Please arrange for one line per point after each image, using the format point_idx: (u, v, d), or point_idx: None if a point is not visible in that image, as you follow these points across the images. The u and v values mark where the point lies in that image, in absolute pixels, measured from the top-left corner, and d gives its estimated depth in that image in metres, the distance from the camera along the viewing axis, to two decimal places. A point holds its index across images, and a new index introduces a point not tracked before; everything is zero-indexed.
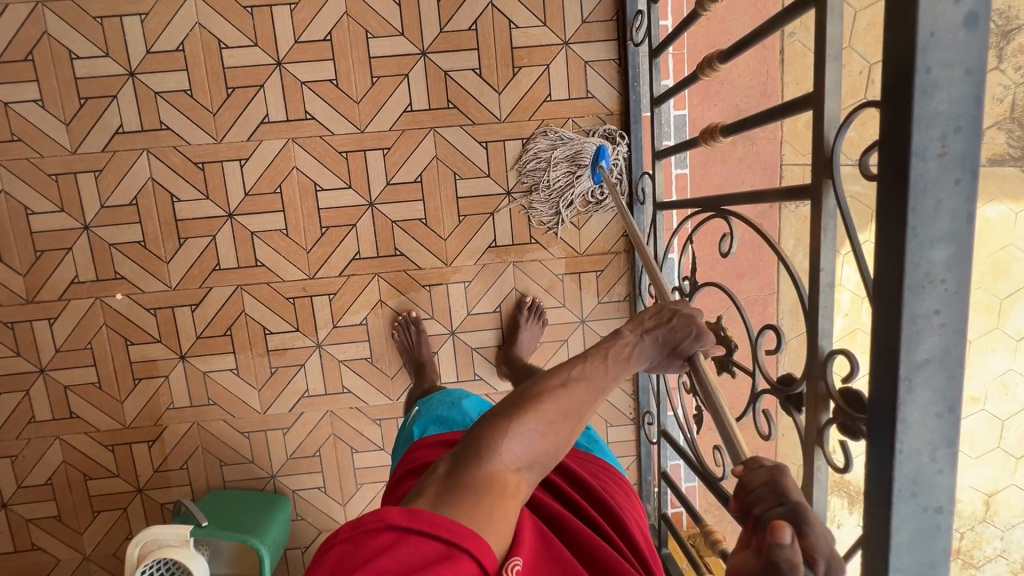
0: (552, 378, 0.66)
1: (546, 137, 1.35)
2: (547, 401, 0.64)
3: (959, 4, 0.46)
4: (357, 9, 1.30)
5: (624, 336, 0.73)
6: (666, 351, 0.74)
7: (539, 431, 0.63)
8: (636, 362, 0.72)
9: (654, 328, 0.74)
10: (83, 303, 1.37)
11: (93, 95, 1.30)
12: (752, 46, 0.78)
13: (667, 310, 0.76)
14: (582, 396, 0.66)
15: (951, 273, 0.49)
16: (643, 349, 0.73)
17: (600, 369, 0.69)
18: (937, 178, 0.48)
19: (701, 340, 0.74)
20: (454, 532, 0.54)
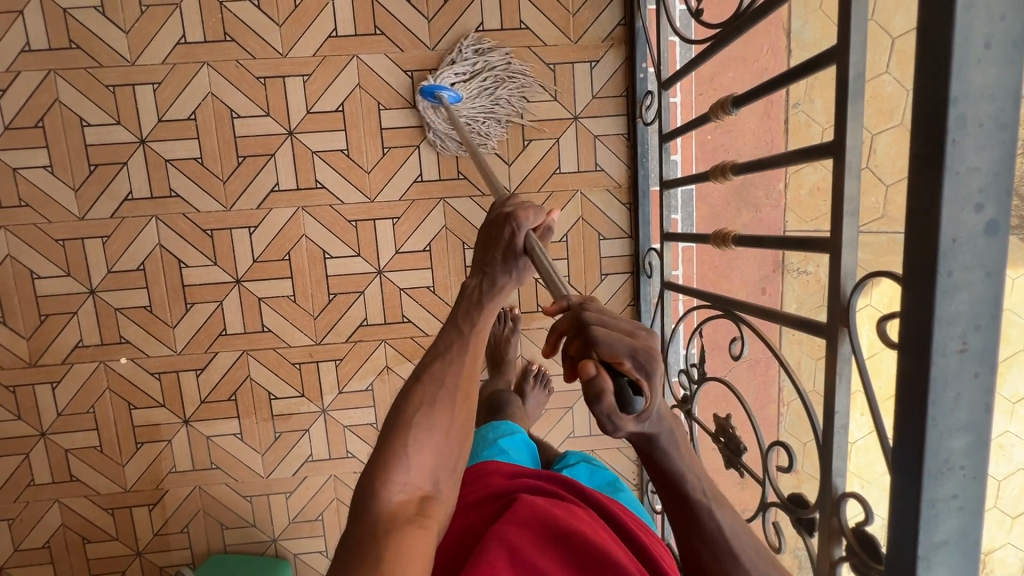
0: (411, 387, 0.58)
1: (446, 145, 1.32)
2: (410, 407, 0.56)
3: (981, 213, 0.47)
4: (369, 81, 1.31)
5: (467, 287, 0.65)
6: (502, 259, 0.66)
7: (417, 450, 0.55)
8: (492, 299, 0.64)
9: (484, 263, 0.67)
10: (86, 367, 1.36)
11: (104, 162, 1.30)
12: (767, 170, 0.79)
13: (485, 238, 0.68)
14: (450, 381, 0.58)
15: (970, 460, 0.50)
16: (492, 281, 0.65)
17: (453, 341, 0.61)
18: (957, 373, 0.49)
19: (519, 226, 0.66)
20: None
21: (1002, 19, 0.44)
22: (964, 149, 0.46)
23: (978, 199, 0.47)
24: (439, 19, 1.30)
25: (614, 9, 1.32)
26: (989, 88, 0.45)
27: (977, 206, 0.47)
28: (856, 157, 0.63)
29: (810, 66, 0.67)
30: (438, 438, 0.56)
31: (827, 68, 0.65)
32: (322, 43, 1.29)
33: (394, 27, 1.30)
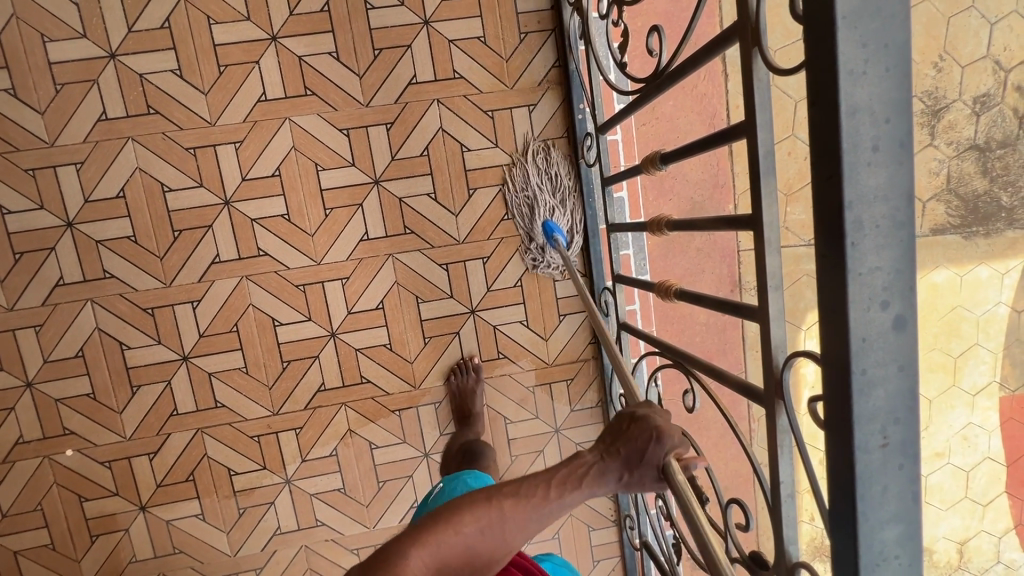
0: (480, 491, 0.69)
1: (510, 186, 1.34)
2: (468, 515, 0.66)
3: (887, 310, 0.47)
4: (304, 143, 1.28)
5: (582, 458, 0.72)
6: (631, 466, 0.70)
7: (449, 545, 0.64)
8: (593, 483, 0.70)
9: (612, 446, 0.72)
10: (30, 464, 1.29)
11: (29, 249, 1.24)
12: (698, 231, 0.79)
13: (624, 423, 0.73)
14: (507, 515, 0.67)
15: (904, 549, 0.50)
16: (604, 468, 0.71)
17: (541, 491, 0.69)
18: (880, 467, 0.49)
19: (666, 443, 0.68)
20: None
21: (887, 121, 0.44)
22: (863, 250, 0.46)
23: (883, 296, 0.46)
24: (371, 75, 1.28)
25: (547, 51, 1.31)
26: (882, 190, 0.45)
27: (883, 303, 0.47)
28: (773, 232, 0.63)
29: (725, 137, 0.67)
30: (462, 549, 0.65)
31: (739, 138, 0.64)
32: (251, 108, 1.26)
33: (325, 85, 1.27)
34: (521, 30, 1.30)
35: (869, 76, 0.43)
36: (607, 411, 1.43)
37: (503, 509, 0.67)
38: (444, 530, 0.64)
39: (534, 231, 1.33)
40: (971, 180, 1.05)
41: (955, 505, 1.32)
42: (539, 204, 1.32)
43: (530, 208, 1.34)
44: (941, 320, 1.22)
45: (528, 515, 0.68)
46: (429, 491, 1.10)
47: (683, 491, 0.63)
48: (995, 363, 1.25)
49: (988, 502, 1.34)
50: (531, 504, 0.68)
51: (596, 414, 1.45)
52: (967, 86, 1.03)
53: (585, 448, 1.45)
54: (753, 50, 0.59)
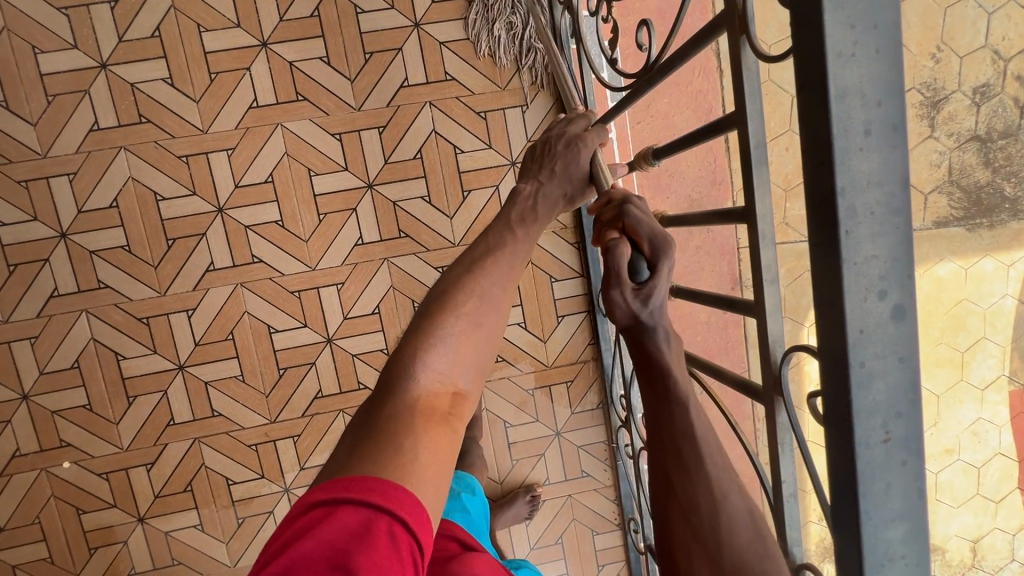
0: (458, 268, 0.62)
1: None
2: (461, 295, 0.58)
3: (885, 300, 0.45)
4: (297, 149, 1.27)
5: (524, 192, 0.75)
6: (565, 186, 0.77)
7: (455, 331, 0.56)
8: (545, 211, 0.74)
9: (546, 167, 0.78)
10: (27, 476, 1.28)
11: (24, 260, 1.24)
12: (692, 227, 0.77)
13: (545, 144, 0.81)
14: (500, 275, 0.62)
15: (910, 548, 0.48)
16: (547, 189, 0.76)
17: (508, 233, 0.68)
18: (883, 464, 0.47)
19: (588, 147, 0.78)
20: (388, 498, 0.42)
21: (880, 104, 0.43)
22: (858, 239, 0.44)
23: (880, 286, 0.45)
24: (362, 78, 1.27)
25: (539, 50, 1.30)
26: (875, 176, 0.43)
27: (880, 294, 0.45)
28: (768, 225, 0.61)
29: (717, 130, 0.65)
30: (480, 329, 0.58)
31: (729, 130, 0.63)
32: (243, 115, 1.25)
33: (317, 90, 1.26)
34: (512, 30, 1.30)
35: (859, 59, 0.42)
36: (608, 413, 1.41)
37: (488, 273, 0.62)
38: (444, 315, 0.56)
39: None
40: (973, 171, 1.08)
41: (967, 502, 1.30)
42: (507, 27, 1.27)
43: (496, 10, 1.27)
44: (948, 313, 1.20)
45: (509, 254, 0.65)
46: None
47: (603, 181, 0.77)
48: (1004, 356, 1.23)
49: (1002, 500, 1.32)
50: (511, 252, 0.65)
51: (597, 416, 1.44)
52: (967, 75, 1.03)
53: (586, 451, 1.43)
54: (742, 40, 0.58)
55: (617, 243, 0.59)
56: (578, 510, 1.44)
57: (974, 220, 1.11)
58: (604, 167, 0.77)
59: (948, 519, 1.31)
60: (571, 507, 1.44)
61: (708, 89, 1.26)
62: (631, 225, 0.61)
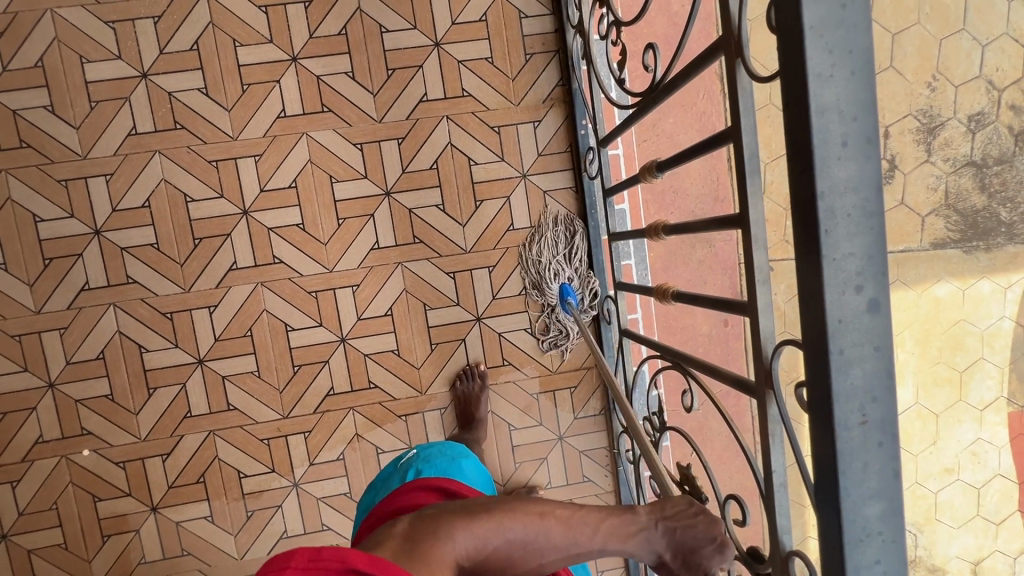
0: (533, 504, 0.68)
1: (534, 249, 1.40)
2: (512, 522, 0.66)
3: (861, 293, 0.50)
4: (320, 156, 1.35)
5: (637, 516, 0.71)
6: (675, 543, 0.71)
7: (490, 546, 0.65)
8: (637, 543, 0.71)
9: (677, 519, 0.71)
10: (48, 463, 1.33)
11: (58, 255, 1.31)
12: (692, 234, 0.82)
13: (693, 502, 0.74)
14: (552, 536, 0.67)
15: (887, 525, 0.52)
16: (653, 536, 0.71)
17: (588, 531, 0.69)
18: (861, 445, 0.51)
19: (723, 556, 0.70)
20: (369, 563, 0.52)
21: (855, 119, 0.48)
22: (836, 237, 0.49)
23: (857, 281, 0.50)
24: (384, 92, 1.35)
25: (551, 71, 1.38)
26: (851, 181, 0.49)
27: (857, 287, 0.50)
28: (760, 229, 0.67)
29: (714, 143, 0.71)
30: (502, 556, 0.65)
31: (725, 142, 0.69)
32: (272, 123, 1.33)
33: (341, 102, 1.34)
34: (527, 51, 1.38)
35: (835, 79, 0.48)
36: (610, 419, 1.45)
37: (552, 531, 0.67)
38: (492, 525, 0.65)
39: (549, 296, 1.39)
40: (970, 196, 1.12)
41: (968, 523, 1.31)
42: (547, 236, 1.39)
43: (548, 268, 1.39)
44: (945, 333, 1.25)
45: (566, 550, 0.68)
46: (403, 459, 1.07)
47: None
48: (1003, 378, 1.27)
49: (1002, 522, 1.33)
50: (579, 540, 0.68)
51: (599, 422, 1.47)
52: (961, 103, 1.11)
53: (588, 456, 1.46)
54: (736, 62, 0.64)
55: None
56: None
57: (970, 243, 1.14)
58: None
59: (950, 539, 1.32)
60: None
61: (711, 110, 1.32)
62: None
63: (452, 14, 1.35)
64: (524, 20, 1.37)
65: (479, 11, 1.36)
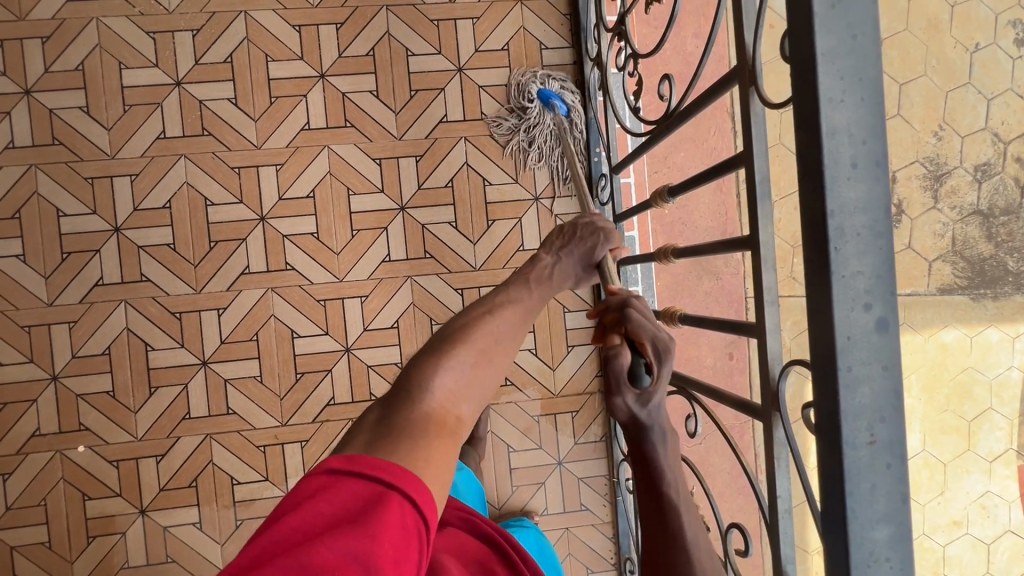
0: (477, 309, 0.79)
1: (530, 75, 1.40)
2: (475, 332, 0.74)
3: (870, 312, 0.51)
4: (339, 169, 1.39)
5: (544, 262, 0.94)
6: (580, 264, 0.97)
7: (467, 357, 0.70)
8: (557, 279, 0.94)
9: (568, 246, 0.97)
10: (41, 457, 1.32)
11: (76, 249, 1.33)
12: (702, 257, 0.84)
13: (569, 229, 1.00)
14: (508, 318, 0.80)
15: (895, 551, 0.51)
16: (563, 266, 0.94)
17: (524, 292, 0.87)
18: (869, 465, 0.51)
19: (606, 241, 0.98)
20: (365, 465, 0.55)
21: (865, 142, 0.50)
22: (846, 255, 0.50)
23: (866, 299, 0.51)
24: (405, 112, 1.40)
25: None
26: (861, 202, 0.50)
27: (866, 306, 0.51)
28: (770, 250, 0.68)
29: (726, 168, 0.74)
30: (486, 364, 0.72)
31: (738, 167, 0.71)
32: (295, 135, 1.38)
33: (363, 119, 1.39)
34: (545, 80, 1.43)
35: (846, 103, 0.50)
36: (611, 446, 1.43)
37: (505, 315, 0.80)
38: (460, 347, 0.71)
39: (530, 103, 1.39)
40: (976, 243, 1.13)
41: None
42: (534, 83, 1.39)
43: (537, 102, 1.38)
44: (953, 379, 1.21)
45: (524, 320, 0.83)
46: None
47: (607, 275, 0.95)
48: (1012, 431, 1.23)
49: None
50: (523, 303, 0.85)
51: (600, 449, 1.45)
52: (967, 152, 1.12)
53: (587, 483, 1.43)
54: (750, 91, 0.67)
55: (617, 349, 0.67)
56: (575, 544, 1.43)
57: (978, 289, 1.15)
58: (609, 266, 0.96)
59: None
60: (568, 541, 1.43)
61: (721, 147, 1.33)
62: (632, 331, 0.71)
63: (476, 42, 1.41)
64: (544, 51, 1.43)
65: (502, 41, 1.42)
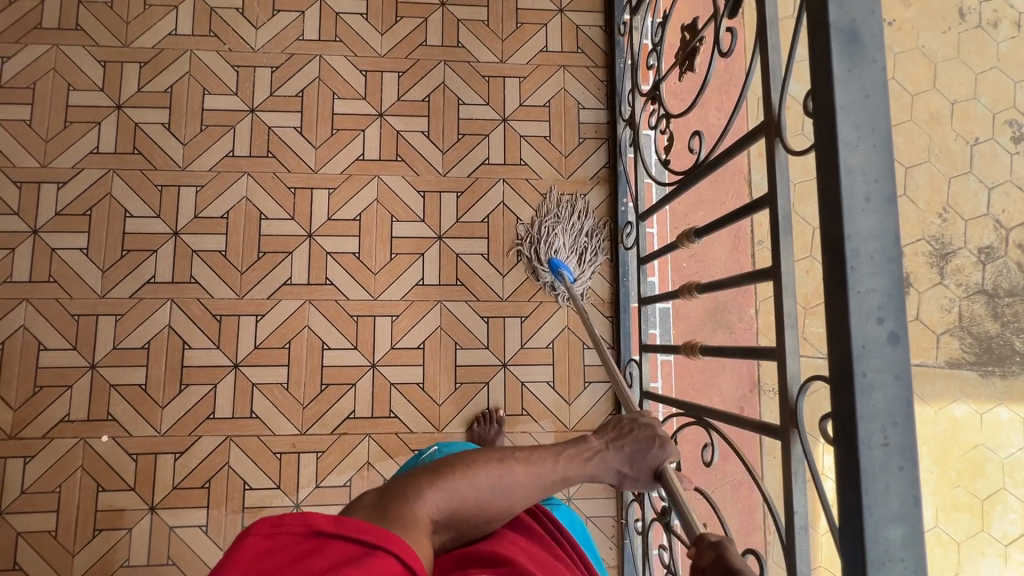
0: (492, 452, 0.78)
1: (557, 203, 1.54)
2: (478, 471, 0.74)
3: (882, 325, 0.57)
4: (386, 197, 1.51)
5: (589, 444, 0.85)
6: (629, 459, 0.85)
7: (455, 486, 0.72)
8: (595, 466, 0.83)
9: (620, 440, 0.86)
10: (65, 443, 1.35)
11: (136, 248, 1.43)
12: (724, 290, 0.91)
13: (627, 423, 0.89)
14: (516, 475, 0.76)
15: (908, 552, 0.55)
16: (605, 456, 0.85)
17: (549, 462, 0.80)
18: (882, 466, 0.56)
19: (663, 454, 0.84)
20: (354, 528, 0.57)
21: (876, 180, 0.59)
22: (861, 274, 0.58)
23: (879, 314, 0.57)
24: (452, 152, 1.54)
25: (599, 155, 1.57)
26: (874, 229, 0.58)
27: (879, 320, 0.57)
28: (790, 279, 0.76)
29: (751, 208, 0.83)
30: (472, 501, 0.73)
31: (763, 207, 0.79)
32: (350, 164, 1.51)
33: (413, 155, 1.53)
34: (581, 135, 1.58)
35: (861, 147, 0.59)
36: (622, 486, 1.43)
37: (514, 471, 0.76)
38: (457, 477, 0.73)
39: (559, 228, 1.51)
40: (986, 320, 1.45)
41: None
42: (561, 213, 1.53)
43: (565, 221, 1.52)
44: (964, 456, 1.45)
45: (532, 482, 0.77)
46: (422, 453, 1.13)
47: (673, 486, 0.77)
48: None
49: None
50: (540, 472, 0.79)
51: (609, 489, 1.45)
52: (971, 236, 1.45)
53: (595, 522, 1.43)
54: (775, 141, 0.77)
55: None
56: None
57: (986, 366, 1.45)
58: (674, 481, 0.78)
59: None
60: None
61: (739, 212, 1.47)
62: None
63: (521, 97, 1.57)
64: (581, 111, 1.58)
65: (544, 98, 1.58)
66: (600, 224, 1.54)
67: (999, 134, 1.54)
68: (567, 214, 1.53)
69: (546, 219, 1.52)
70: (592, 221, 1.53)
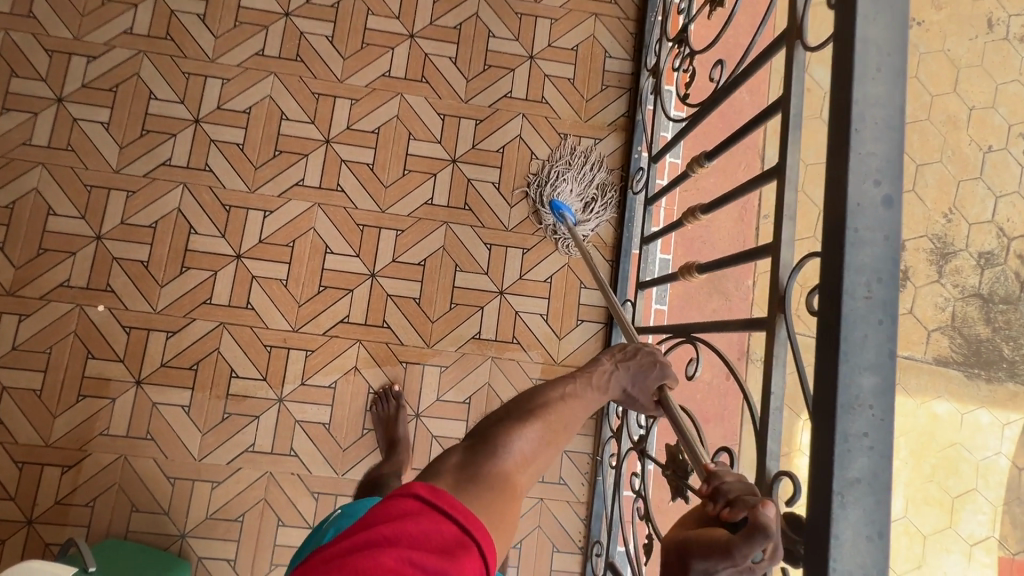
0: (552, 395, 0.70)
1: (570, 149, 1.55)
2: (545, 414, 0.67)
3: (879, 187, 0.59)
4: (406, 115, 1.53)
5: (602, 365, 0.80)
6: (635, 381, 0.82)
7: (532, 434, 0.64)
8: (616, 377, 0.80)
9: (627, 360, 0.82)
10: (63, 307, 1.37)
11: (155, 130, 1.45)
12: (730, 201, 0.93)
13: (631, 345, 0.86)
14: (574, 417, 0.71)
15: (878, 400, 0.56)
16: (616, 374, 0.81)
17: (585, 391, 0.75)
18: (864, 315, 0.57)
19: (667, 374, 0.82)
20: (452, 504, 0.53)
21: (889, 54, 0.61)
22: (864, 138, 0.60)
23: (876, 176, 0.59)
24: (476, 80, 1.56)
25: (621, 103, 1.59)
26: (882, 97, 0.60)
27: (876, 181, 0.59)
28: (793, 175, 0.78)
29: (764, 114, 0.84)
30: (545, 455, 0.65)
31: (775, 111, 0.81)
32: (376, 79, 1.53)
33: (438, 79, 1.55)
34: (604, 82, 1.60)
35: (878, 22, 0.61)
36: (600, 424, 1.44)
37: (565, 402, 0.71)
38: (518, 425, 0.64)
39: (569, 172, 1.52)
40: (983, 337, 1.82)
41: None
42: (575, 157, 1.54)
43: (577, 165, 1.53)
44: (943, 449, 1.78)
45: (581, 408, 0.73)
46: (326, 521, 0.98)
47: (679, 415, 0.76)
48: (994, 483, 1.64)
49: None
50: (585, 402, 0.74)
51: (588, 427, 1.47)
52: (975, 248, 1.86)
53: (570, 456, 1.45)
54: (796, 44, 0.78)
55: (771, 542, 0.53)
56: (547, 519, 1.44)
57: (977, 371, 1.82)
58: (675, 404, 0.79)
59: None
60: (540, 513, 1.43)
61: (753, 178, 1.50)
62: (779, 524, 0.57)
63: (551, 38, 1.60)
64: (608, 59, 1.60)
65: (573, 42, 1.60)
66: (610, 172, 1.55)
67: (976, 177, 1.88)
68: (579, 159, 1.54)
69: (556, 162, 1.53)
70: (602, 168, 1.54)
